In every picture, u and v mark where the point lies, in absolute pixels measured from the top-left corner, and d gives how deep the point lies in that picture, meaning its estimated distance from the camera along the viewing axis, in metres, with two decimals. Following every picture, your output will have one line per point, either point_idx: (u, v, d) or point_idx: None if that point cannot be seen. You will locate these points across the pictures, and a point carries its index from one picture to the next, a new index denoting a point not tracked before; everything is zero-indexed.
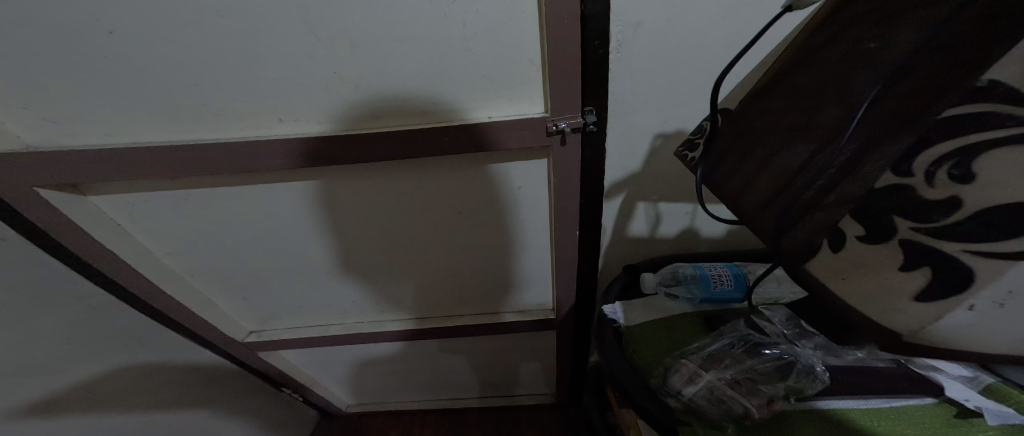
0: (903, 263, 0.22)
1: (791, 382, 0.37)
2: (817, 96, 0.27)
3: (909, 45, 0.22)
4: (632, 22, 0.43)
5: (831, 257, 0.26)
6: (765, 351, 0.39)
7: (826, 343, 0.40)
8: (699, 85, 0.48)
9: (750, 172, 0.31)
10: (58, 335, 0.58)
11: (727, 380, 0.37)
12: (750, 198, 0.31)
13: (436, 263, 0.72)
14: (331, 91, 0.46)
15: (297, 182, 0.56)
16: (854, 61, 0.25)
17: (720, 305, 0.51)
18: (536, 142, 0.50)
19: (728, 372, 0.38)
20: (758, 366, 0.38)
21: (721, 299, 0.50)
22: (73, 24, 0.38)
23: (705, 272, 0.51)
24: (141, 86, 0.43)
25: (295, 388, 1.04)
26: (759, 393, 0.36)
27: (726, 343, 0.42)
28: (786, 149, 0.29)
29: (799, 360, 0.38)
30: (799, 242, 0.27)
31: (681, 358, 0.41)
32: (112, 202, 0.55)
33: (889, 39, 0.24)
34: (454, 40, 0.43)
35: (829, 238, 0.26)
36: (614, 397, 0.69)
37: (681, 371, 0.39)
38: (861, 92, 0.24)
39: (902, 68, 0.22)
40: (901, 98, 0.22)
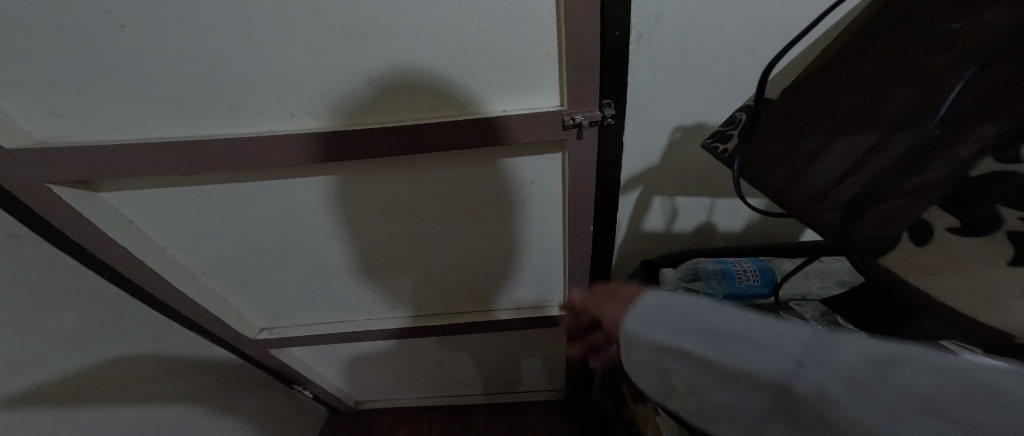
0: (1012, 258, 0.20)
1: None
2: (878, 84, 0.26)
3: (997, 28, 0.20)
4: (654, 12, 0.41)
5: (911, 250, 0.24)
6: None
7: None
8: (723, 76, 0.46)
9: (798, 163, 0.30)
10: (75, 332, 0.59)
11: None
12: (799, 190, 0.30)
13: (449, 259, 0.71)
14: (342, 84, 0.45)
15: (311, 178, 0.55)
16: (926, 43, 0.23)
17: (745, 300, 0.49)
18: (552, 136, 0.49)
19: None
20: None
21: (746, 294, 0.49)
22: (82, 17, 0.37)
23: (730, 267, 0.51)
24: (151, 80, 0.43)
25: (305, 384, 1.05)
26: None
27: None
28: (843, 140, 0.27)
29: None
30: (865, 237, 0.26)
31: None
32: (126, 200, 0.55)
33: (971, 18, 0.21)
34: (467, 32, 0.42)
35: (909, 230, 0.24)
36: (629, 393, 0.70)
37: None
38: (936, 80, 0.22)
39: (990, 53, 0.20)
40: (987, 86, 0.20)
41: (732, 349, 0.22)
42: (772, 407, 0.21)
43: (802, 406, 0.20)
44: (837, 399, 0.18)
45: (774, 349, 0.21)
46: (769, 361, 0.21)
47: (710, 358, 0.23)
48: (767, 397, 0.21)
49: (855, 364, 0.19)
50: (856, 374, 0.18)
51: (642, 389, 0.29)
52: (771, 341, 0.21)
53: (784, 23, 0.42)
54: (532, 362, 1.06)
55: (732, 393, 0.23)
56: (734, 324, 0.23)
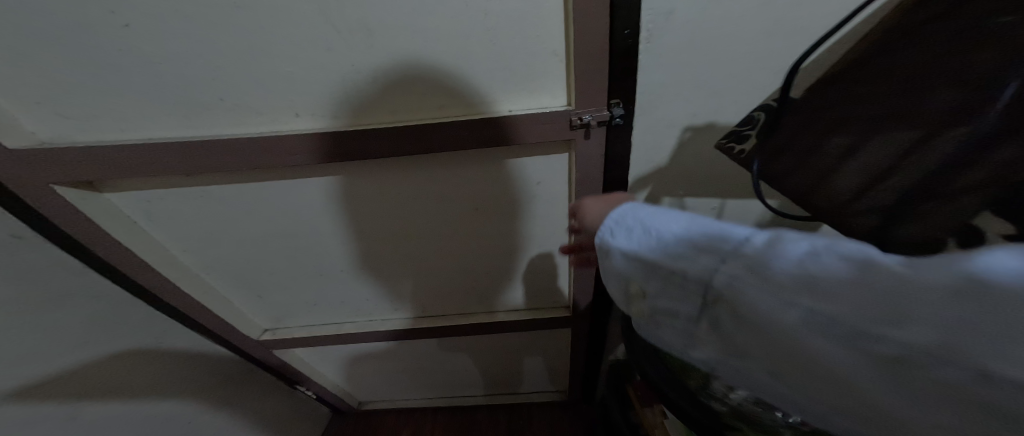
0: None
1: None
2: (917, 81, 0.24)
3: None
4: (665, 10, 0.40)
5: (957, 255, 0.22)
6: None
7: None
8: (734, 75, 0.45)
9: (826, 163, 0.29)
10: (80, 332, 0.59)
11: None
12: (826, 191, 0.30)
13: (453, 260, 0.71)
14: (348, 83, 0.44)
15: (315, 179, 0.55)
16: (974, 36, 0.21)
17: None
18: (558, 136, 0.49)
19: None
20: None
21: None
22: (85, 17, 0.37)
23: None
24: (155, 80, 0.42)
25: (308, 385, 1.05)
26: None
27: None
28: (876, 139, 0.26)
29: None
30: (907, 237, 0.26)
31: None
32: (130, 201, 0.55)
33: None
34: (473, 30, 0.41)
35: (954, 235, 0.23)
36: (634, 395, 0.69)
37: None
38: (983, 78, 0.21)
39: None
40: None
41: (680, 257, 0.24)
42: (704, 302, 0.24)
43: (728, 301, 0.22)
44: (745, 288, 0.20)
45: (711, 253, 0.23)
46: (705, 262, 0.23)
47: (662, 264, 0.26)
48: (701, 295, 0.24)
49: (780, 257, 0.20)
50: (768, 266, 0.20)
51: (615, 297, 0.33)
52: (711, 245, 0.23)
53: (799, 21, 0.41)
54: (536, 363, 1.06)
55: (676, 295, 0.25)
56: (684, 232, 0.25)
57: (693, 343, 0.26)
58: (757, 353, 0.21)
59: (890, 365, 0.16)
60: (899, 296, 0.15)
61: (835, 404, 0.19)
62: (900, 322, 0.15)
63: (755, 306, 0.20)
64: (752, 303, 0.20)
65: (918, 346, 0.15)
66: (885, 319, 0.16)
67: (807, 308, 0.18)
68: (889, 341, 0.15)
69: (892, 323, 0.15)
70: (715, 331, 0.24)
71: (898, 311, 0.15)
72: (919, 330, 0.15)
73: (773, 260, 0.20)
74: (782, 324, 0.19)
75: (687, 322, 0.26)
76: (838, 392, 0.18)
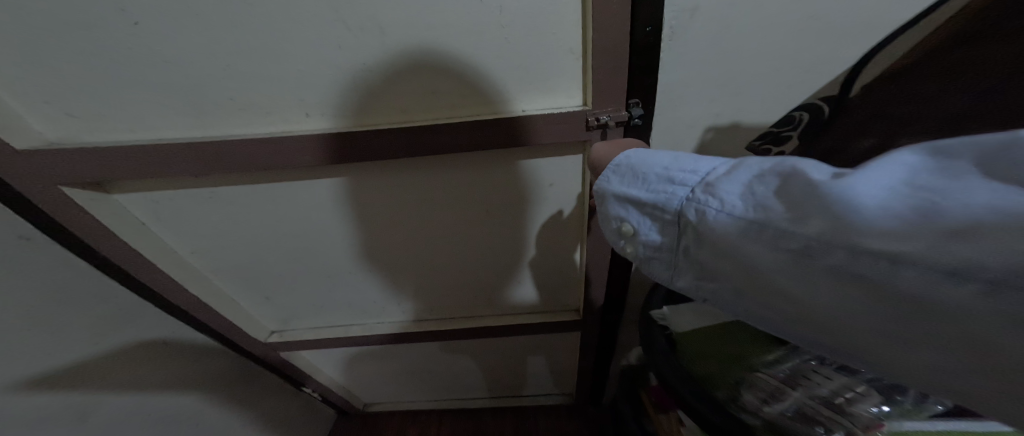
0: None
1: (896, 402, 0.32)
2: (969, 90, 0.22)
3: None
4: (688, 7, 0.39)
5: None
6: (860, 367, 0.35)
7: None
8: (759, 74, 0.44)
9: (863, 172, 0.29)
10: (88, 334, 0.59)
11: (820, 398, 0.34)
12: None
13: (463, 262, 0.70)
14: (359, 82, 0.43)
15: (325, 179, 0.54)
16: None
17: None
18: (575, 137, 0.47)
19: (821, 390, 0.34)
20: (854, 383, 0.34)
21: None
22: (93, 14, 0.36)
23: None
24: (164, 79, 0.41)
25: (314, 387, 1.04)
26: (854, 413, 0.32)
27: (807, 358, 0.37)
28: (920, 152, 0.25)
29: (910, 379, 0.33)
30: None
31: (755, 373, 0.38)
32: (138, 201, 0.54)
33: None
34: (488, 27, 0.40)
35: None
36: (649, 402, 0.68)
37: (759, 387, 0.37)
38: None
39: None
40: None
41: (656, 189, 0.27)
42: (676, 231, 0.26)
43: (694, 225, 0.24)
44: (706, 209, 0.23)
45: (682, 183, 0.25)
46: (676, 192, 0.26)
47: (643, 198, 0.28)
48: (672, 225, 0.26)
49: (735, 180, 0.22)
50: (721, 188, 0.23)
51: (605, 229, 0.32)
52: (683, 176, 0.26)
53: (831, 18, 0.39)
54: (543, 366, 1.05)
55: (654, 228, 0.28)
56: (663, 168, 0.27)
57: (668, 272, 0.28)
58: (715, 267, 0.24)
59: (800, 258, 0.18)
60: (815, 197, 0.18)
61: (775, 310, 0.21)
62: (811, 217, 0.18)
63: (710, 223, 0.23)
64: (710, 221, 0.23)
65: (820, 237, 0.17)
66: (802, 217, 0.18)
67: (749, 217, 0.21)
68: (801, 234, 0.18)
69: (804, 221, 0.18)
70: (686, 257, 0.26)
71: (810, 211, 0.18)
72: (823, 222, 0.17)
73: (727, 183, 0.23)
74: (728, 233, 0.22)
75: (663, 253, 0.28)
76: (773, 295, 0.21)
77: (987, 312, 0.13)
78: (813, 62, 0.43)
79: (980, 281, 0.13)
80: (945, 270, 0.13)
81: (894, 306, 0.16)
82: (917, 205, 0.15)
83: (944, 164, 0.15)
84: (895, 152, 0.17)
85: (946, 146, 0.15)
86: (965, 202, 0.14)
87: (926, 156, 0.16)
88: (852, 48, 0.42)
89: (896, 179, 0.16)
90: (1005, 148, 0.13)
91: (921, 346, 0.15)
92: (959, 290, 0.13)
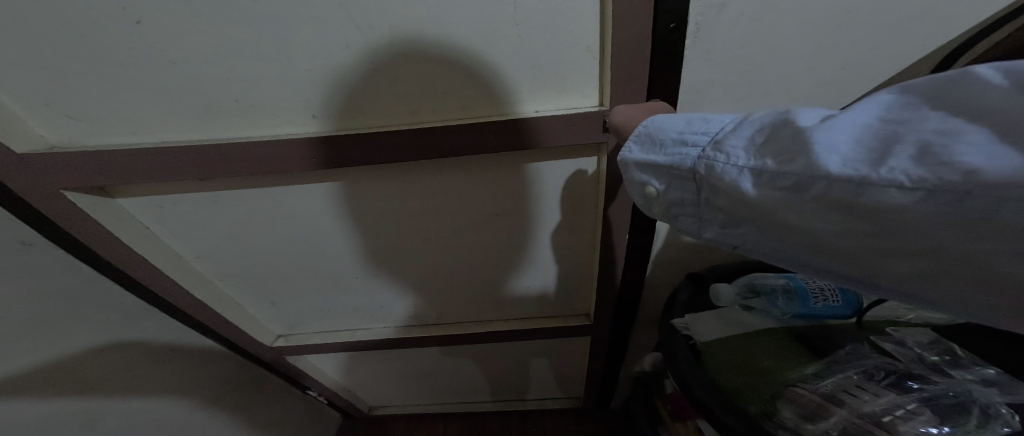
0: None
1: (958, 422, 0.29)
2: None
3: None
4: (716, 3, 0.37)
5: None
6: (912, 384, 0.33)
7: (995, 377, 0.32)
8: (788, 72, 0.42)
9: None
10: (93, 341, 0.58)
11: (869, 416, 0.31)
12: None
13: (472, 267, 0.68)
14: (366, 82, 0.41)
15: (332, 183, 0.52)
16: None
17: (815, 321, 0.44)
18: (592, 139, 0.46)
19: (868, 406, 0.32)
20: (904, 402, 0.31)
21: (820, 315, 0.43)
22: (90, 13, 0.34)
23: (802, 283, 0.45)
24: (167, 81, 0.40)
25: (320, 390, 1.03)
26: (905, 432, 0.29)
27: (852, 373, 0.35)
28: None
29: (975, 400, 0.30)
30: None
31: (792, 388, 0.36)
32: (142, 205, 0.52)
33: None
34: (502, 25, 0.38)
35: None
36: (664, 411, 0.66)
37: (800, 403, 0.35)
38: None
39: None
40: None
41: (672, 153, 0.28)
42: (692, 187, 0.28)
43: (706, 178, 0.26)
44: (715, 163, 0.25)
45: (694, 144, 0.27)
46: (690, 152, 0.27)
47: (659, 162, 0.29)
48: (687, 181, 0.28)
49: (736, 133, 0.25)
50: (728, 142, 0.25)
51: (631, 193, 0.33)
52: (695, 138, 0.27)
53: (870, 12, 0.37)
54: (552, 370, 1.03)
55: (672, 187, 0.29)
56: (678, 131, 0.28)
57: (690, 225, 0.30)
58: (727, 212, 0.26)
59: (794, 193, 0.21)
60: (803, 140, 0.20)
61: (774, 240, 0.24)
62: (798, 157, 0.20)
63: (718, 176, 0.25)
64: (717, 173, 0.25)
65: (806, 173, 0.20)
66: (790, 158, 0.21)
67: (752, 165, 0.23)
68: (792, 174, 0.21)
69: (793, 161, 0.21)
70: (703, 209, 0.28)
71: (798, 152, 0.21)
72: (810, 161, 0.20)
73: (734, 138, 0.24)
74: (731, 183, 0.24)
75: (686, 209, 0.30)
76: (771, 227, 0.24)
77: (931, 213, 0.16)
78: (848, 59, 0.40)
79: (922, 190, 0.16)
80: (899, 184, 0.17)
81: (867, 221, 0.19)
82: (888, 139, 0.18)
83: (909, 99, 0.18)
84: (874, 94, 0.19)
85: (916, 83, 0.18)
86: (919, 130, 0.17)
87: (899, 93, 0.18)
88: (890, 44, 0.39)
89: (872, 116, 0.19)
90: (957, 80, 0.16)
91: (889, 248, 0.19)
92: (908, 198, 0.17)
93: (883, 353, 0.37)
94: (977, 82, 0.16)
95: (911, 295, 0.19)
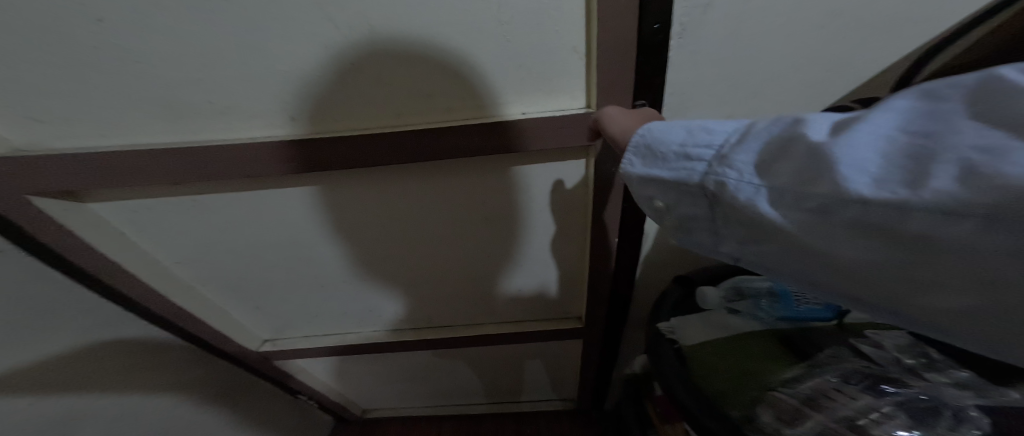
0: None
1: (928, 427, 0.30)
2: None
3: None
4: (700, 3, 0.36)
5: None
6: (885, 387, 0.33)
7: (967, 379, 0.33)
8: (773, 73, 0.42)
9: None
10: (69, 348, 0.57)
11: (843, 420, 0.32)
12: None
13: (461, 270, 0.68)
14: (344, 82, 0.41)
15: (314, 186, 0.51)
16: None
17: (799, 324, 0.44)
18: (578, 141, 0.45)
19: (844, 411, 0.32)
20: (880, 405, 0.32)
21: (803, 317, 0.44)
22: (49, 12, 0.33)
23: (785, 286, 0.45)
24: (137, 82, 0.39)
25: (310, 394, 1.02)
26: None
27: (830, 375, 0.36)
28: None
29: (944, 404, 0.31)
30: None
31: (771, 391, 0.37)
32: (116, 210, 0.51)
33: None
34: (485, 25, 0.38)
35: None
36: (654, 412, 0.66)
37: (778, 406, 0.35)
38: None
39: None
40: None
41: (677, 167, 0.27)
42: (704, 203, 0.27)
43: (718, 194, 0.25)
44: (725, 180, 0.24)
45: (698, 158, 0.26)
46: (696, 167, 0.26)
47: (665, 178, 0.28)
48: (698, 198, 0.27)
49: (747, 147, 0.23)
50: (737, 158, 0.24)
51: (641, 203, 0.32)
52: (699, 151, 0.26)
53: (855, 13, 0.37)
54: (543, 372, 1.03)
55: (682, 203, 0.28)
56: (680, 143, 0.27)
57: (704, 240, 0.29)
58: (744, 232, 0.25)
59: (822, 216, 0.19)
60: (820, 158, 0.19)
61: (797, 262, 0.22)
62: (822, 178, 0.19)
63: (730, 194, 0.24)
64: (729, 192, 0.24)
65: (833, 195, 0.18)
66: (811, 178, 0.19)
67: (768, 183, 0.22)
68: (817, 195, 0.19)
69: (816, 181, 0.19)
70: (718, 225, 0.27)
71: (820, 172, 0.19)
72: (834, 182, 0.18)
73: (742, 153, 0.23)
74: (746, 202, 0.23)
75: (699, 224, 0.28)
76: (795, 252, 0.22)
77: (992, 249, 0.14)
78: (834, 60, 0.41)
79: (976, 218, 0.14)
80: (946, 211, 0.14)
81: (910, 251, 0.17)
82: (919, 156, 0.16)
83: (934, 108, 0.16)
84: (891, 102, 0.18)
85: (938, 89, 0.16)
86: (958, 146, 0.15)
87: (918, 100, 0.17)
88: (873, 46, 0.40)
89: (892, 129, 0.17)
90: (991, 86, 0.14)
91: (938, 283, 0.16)
92: (962, 229, 0.14)
93: (861, 355, 0.38)
94: (1009, 86, 0.14)
95: (967, 339, 0.17)
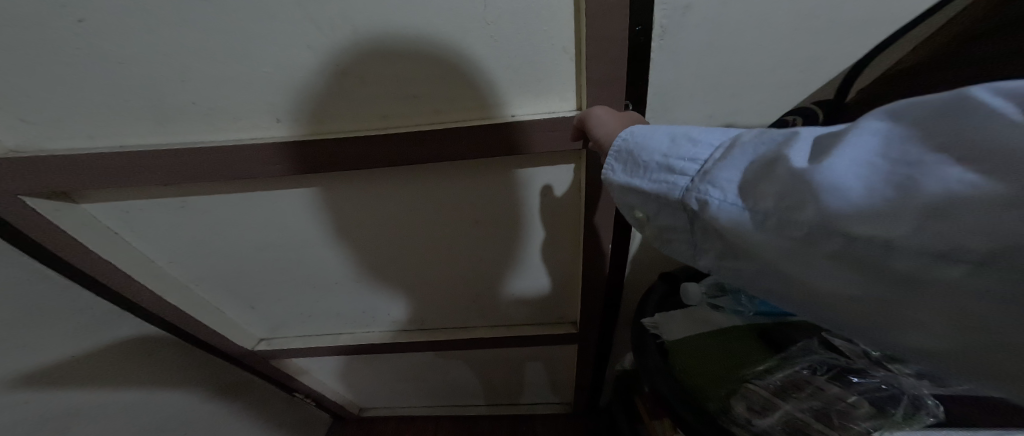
0: None
1: (888, 414, 0.33)
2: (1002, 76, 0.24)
3: None
4: (681, 5, 0.37)
5: None
6: (854, 378, 0.35)
7: None
8: (755, 74, 0.43)
9: None
10: (65, 345, 0.57)
11: (810, 411, 0.35)
12: None
13: (454, 271, 0.68)
14: (329, 83, 0.41)
15: (307, 187, 0.52)
16: None
17: (777, 318, 0.44)
18: (565, 145, 0.46)
19: (812, 403, 0.35)
20: (845, 395, 0.34)
21: (782, 311, 0.44)
22: (37, 14, 0.34)
23: None
24: (125, 83, 0.39)
25: (307, 393, 1.02)
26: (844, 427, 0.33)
27: (802, 366, 0.38)
28: None
29: (905, 391, 0.34)
30: None
31: (747, 384, 0.38)
32: (107, 210, 0.52)
33: None
34: (472, 26, 0.38)
35: None
36: (644, 408, 0.68)
37: (750, 397, 0.37)
38: None
39: None
40: None
41: (658, 179, 0.27)
42: (685, 216, 0.27)
43: (701, 213, 0.25)
44: (709, 199, 0.23)
45: (682, 172, 0.26)
46: (677, 181, 0.26)
47: (648, 190, 0.28)
48: (676, 210, 0.27)
49: (730, 164, 0.23)
50: (719, 176, 0.23)
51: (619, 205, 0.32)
52: (682, 164, 0.26)
53: (832, 15, 0.38)
54: (539, 371, 1.03)
55: (663, 213, 0.28)
56: (662, 155, 0.27)
57: (682, 249, 0.29)
58: (722, 247, 0.25)
59: (805, 244, 0.19)
60: (803, 183, 0.18)
61: (777, 281, 0.22)
62: (806, 204, 0.18)
63: (714, 215, 0.23)
64: (712, 211, 0.23)
65: (819, 224, 0.18)
66: (795, 204, 0.19)
67: (751, 205, 0.21)
68: (801, 222, 0.19)
69: (801, 208, 0.18)
70: (699, 238, 0.27)
71: (803, 199, 0.18)
72: (820, 208, 0.18)
73: (723, 171, 0.23)
74: (730, 223, 0.22)
75: (678, 234, 0.28)
76: (773, 272, 0.22)
77: (979, 294, 0.14)
78: (814, 60, 0.41)
79: (967, 264, 0.14)
80: (936, 254, 0.14)
81: (893, 285, 0.17)
82: (903, 188, 0.15)
83: (913, 132, 0.15)
84: (863, 122, 0.17)
85: (907, 109, 0.16)
86: (943, 181, 0.14)
87: (893, 122, 0.16)
88: (852, 47, 0.40)
89: (872, 153, 0.17)
90: (961, 109, 0.14)
91: (915, 318, 0.17)
92: (951, 274, 0.14)
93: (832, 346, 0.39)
94: (988, 114, 0.13)
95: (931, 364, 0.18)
